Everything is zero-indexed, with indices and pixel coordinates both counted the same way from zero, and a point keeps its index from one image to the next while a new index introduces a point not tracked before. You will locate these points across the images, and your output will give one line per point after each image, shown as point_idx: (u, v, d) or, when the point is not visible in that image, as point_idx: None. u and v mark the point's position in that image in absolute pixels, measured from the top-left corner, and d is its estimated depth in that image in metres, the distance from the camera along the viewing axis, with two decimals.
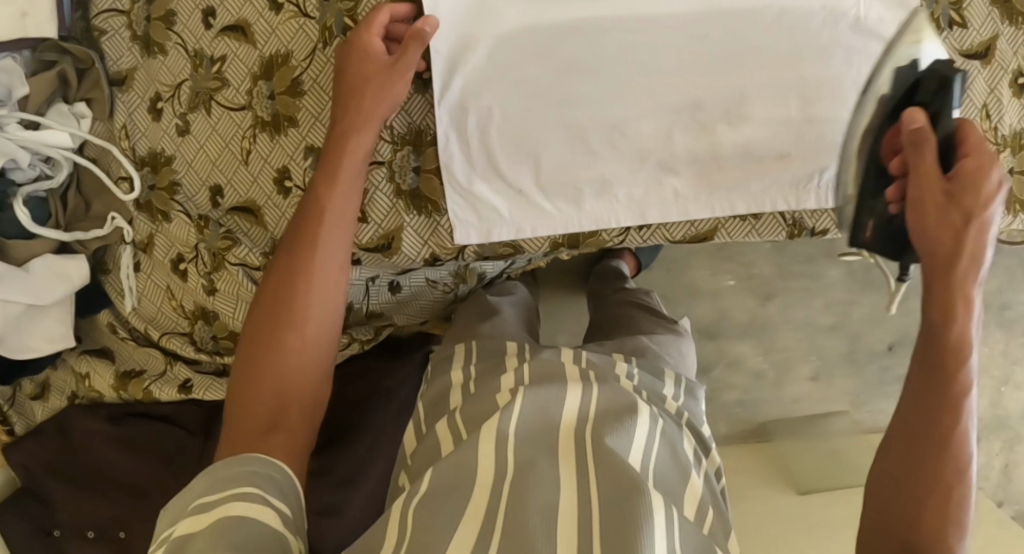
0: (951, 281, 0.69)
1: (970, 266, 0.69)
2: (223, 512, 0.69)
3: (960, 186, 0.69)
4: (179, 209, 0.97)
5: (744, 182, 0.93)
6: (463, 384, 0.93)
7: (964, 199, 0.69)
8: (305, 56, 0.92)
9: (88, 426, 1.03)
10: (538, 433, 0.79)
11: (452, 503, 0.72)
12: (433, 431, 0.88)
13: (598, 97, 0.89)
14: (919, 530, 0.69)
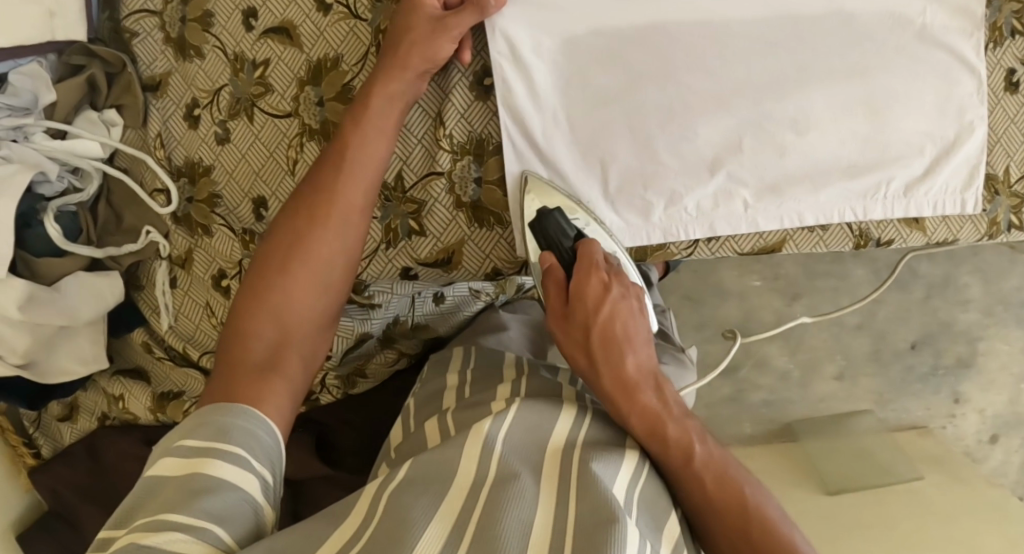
0: (611, 381, 0.77)
1: (623, 385, 0.76)
2: (203, 462, 0.69)
3: (580, 298, 0.79)
4: (221, 223, 0.92)
5: (810, 193, 0.91)
6: (460, 386, 0.85)
7: (606, 298, 0.79)
8: (356, 61, 0.87)
9: (121, 449, 0.98)
10: (534, 437, 0.74)
11: (427, 500, 0.68)
12: (420, 429, 0.82)
13: (666, 107, 0.86)
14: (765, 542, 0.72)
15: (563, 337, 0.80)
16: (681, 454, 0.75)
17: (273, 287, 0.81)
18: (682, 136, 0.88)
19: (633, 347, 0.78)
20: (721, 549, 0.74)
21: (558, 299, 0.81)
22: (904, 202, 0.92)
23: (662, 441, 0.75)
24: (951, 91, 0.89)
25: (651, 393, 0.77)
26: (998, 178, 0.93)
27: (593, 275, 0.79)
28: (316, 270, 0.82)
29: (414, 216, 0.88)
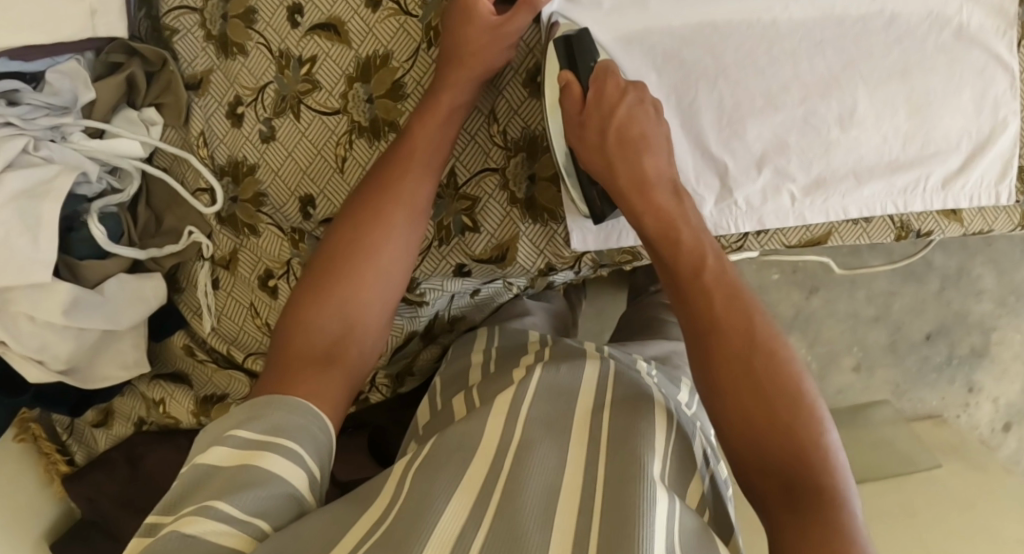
0: (625, 177, 0.80)
1: (639, 180, 0.80)
2: (253, 455, 0.70)
3: (599, 103, 0.81)
4: (268, 222, 0.91)
5: (853, 188, 0.89)
6: (484, 361, 0.91)
7: (623, 101, 0.81)
8: (407, 57, 0.87)
9: (163, 455, 0.98)
10: (551, 408, 0.81)
11: (450, 471, 0.73)
12: (448, 406, 0.88)
13: (715, 103, 0.86)
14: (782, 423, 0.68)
15: (579, 143, 0.82)
16: (691, 272, 0.76)
17: (336, 280, 0.81)
18: (730, 131, 0.87)
19: (649, 164, 0.81)
20: (726, 372, 0.71)
21: (577, 104, 0.82)
22: (941, 196, 0.90)
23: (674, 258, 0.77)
24: (986, 87, 0.87)
25: (665, 195, 0.80)
26: None
27: (611, 79, 0.81)
28: (380, 269, 0.83)
29: (467, 212, 0.88)
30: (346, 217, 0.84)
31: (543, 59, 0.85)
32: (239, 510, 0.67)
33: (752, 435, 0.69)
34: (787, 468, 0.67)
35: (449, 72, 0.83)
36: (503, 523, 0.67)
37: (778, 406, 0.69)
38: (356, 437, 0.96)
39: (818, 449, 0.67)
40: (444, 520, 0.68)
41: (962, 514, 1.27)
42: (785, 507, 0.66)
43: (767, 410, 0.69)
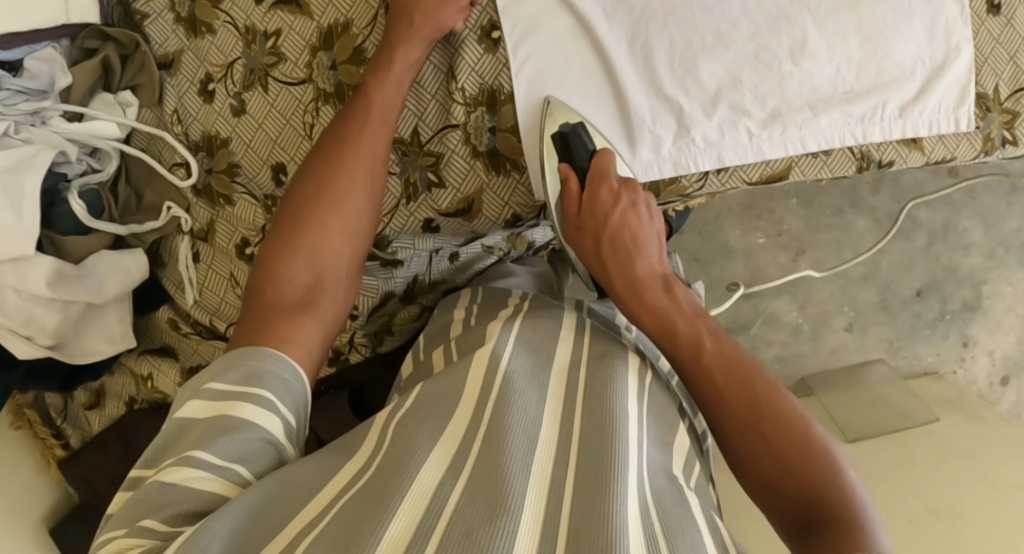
0: (620, 280, 0.87)
1: (614, 245, 0.88)
2: (230, 404, 0.71)
3: (592, 207, 0.89)
4: (242, 191, 0.94)
5: (809, 121, 0.92)
6: (465, 318, 0.92)
7: (617, 204, 0.88)
8: (366, 24, 0.90)
9: (151, 429, 0.98)
10: (525, 352, 0.82)
11: (436, 422, 0.73)
12: (427, 358, 0.89)
13: (671, 44, 0.88)
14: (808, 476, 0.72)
15: (579, 247, 0.92)
16: (688, 329, 0.82)
17: (306, 235, 0.83)
18: (686, 70, 0.89)
19: (642, 257, 0.88)
20: (733, 425, 0.77)
21: (573, 206, 0.91)
22: (900, 123, 0.93)
23: (648, 303, 0.85)
24: (936, 13, 0.90)
25: (658, 293, 0.85)
26: (988, 96, 0.94)
27: (604, 185, 0.88)
28: (348, 223, 0.85)
29: (432, 168, 0.91)
30: (313, 177, 0.86)
31: (498, 16, 0.87)
32: (217, 456, 0.68)
33: (755, 440, 0.76)
34: (806, 513, 0.71)
35: (405, 30, 0.86)
36: (482, 471, 0.66)
37: (790, 454, 0.74)
38: (335, 396, 0.97)
39: (831, 485, 0.71)
40: (420, 477, 0.66)
41: (960, 462, 1.19)
42: (803, 540, 0.69)
43: (801, 466, 0.73)
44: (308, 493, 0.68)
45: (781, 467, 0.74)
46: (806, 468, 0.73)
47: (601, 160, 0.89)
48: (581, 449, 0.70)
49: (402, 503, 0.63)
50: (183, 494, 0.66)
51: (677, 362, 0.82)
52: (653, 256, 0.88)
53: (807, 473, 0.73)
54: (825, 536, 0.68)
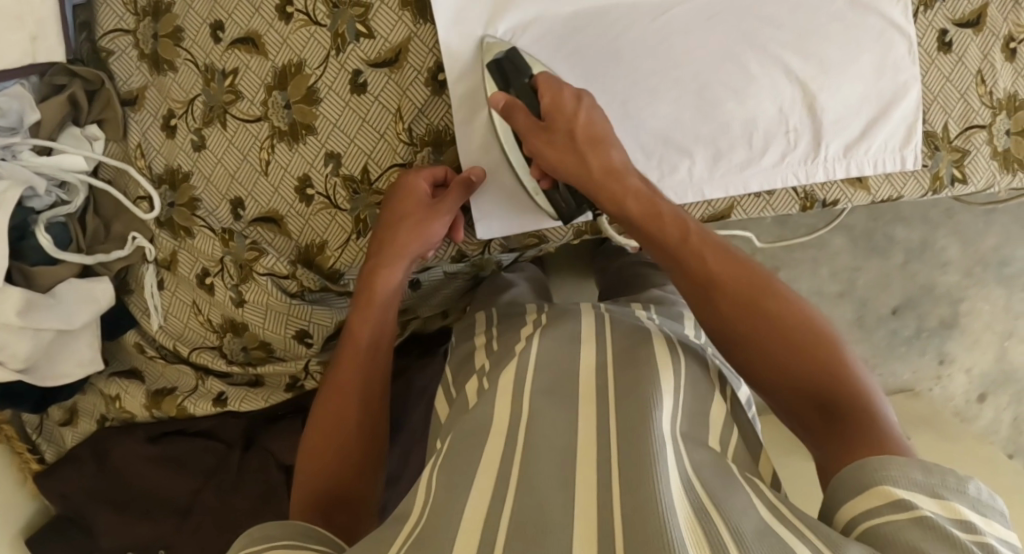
0: (596, 166, 0.86)
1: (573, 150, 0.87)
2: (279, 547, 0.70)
3: (558, 108, 0.87)
4: (201, 224, 0.97)
5: (754, 160, 0.94)
6: (486, 344, 0.90)
7: (579, 105, 0.87)
8: (319, 64, 0.93)
9: (130, 449, 1.02)
10: (560, 381, 0.78)
11: (479, 450, 0.72)
12: (461, 392, 0.86)
13: (609, 88, 0.91)
14: (825, 373, 0.73)
15: (543, 146, 0.88)
16: (670, 226, 0.83)
17: (322, 443, 0.84)
18: (626, 112, 0.92)
19: (614, 153, 0.87)
20: (736, 332, 0.77)
21: (527, 116, 0.88)
22: (845, 162, 0.95)
23: (616, 193, 0.86)
24: (888, 56, 0.94)
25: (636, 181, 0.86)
26: (937, 135, 0.98)
27: (568, 87, 0.87)
28: (363, 421, 0.86)
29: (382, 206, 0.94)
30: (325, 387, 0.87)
31: (442, 58, 0.91)
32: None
33: (765, 350, 0.76)
34: (816, 400, 0.73)
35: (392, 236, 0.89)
36: (527, 490, 0.67)
37: (795, 342, 0.75)
38: (291, 421, 1.02)
39: (842, 375, 0.73)
40: (465, 511, 0.66)
41: None
42: (826, 429, 0.72)
43: (812, 365, 0.74)
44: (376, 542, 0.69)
45: (793, 361, 0.74)
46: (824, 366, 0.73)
47: (543, 78, 0.88)
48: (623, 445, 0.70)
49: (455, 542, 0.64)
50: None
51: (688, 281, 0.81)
52: (429, 178, 0.89)
53: (816, 368, 0.74)
54: (850, 432, 0.70)
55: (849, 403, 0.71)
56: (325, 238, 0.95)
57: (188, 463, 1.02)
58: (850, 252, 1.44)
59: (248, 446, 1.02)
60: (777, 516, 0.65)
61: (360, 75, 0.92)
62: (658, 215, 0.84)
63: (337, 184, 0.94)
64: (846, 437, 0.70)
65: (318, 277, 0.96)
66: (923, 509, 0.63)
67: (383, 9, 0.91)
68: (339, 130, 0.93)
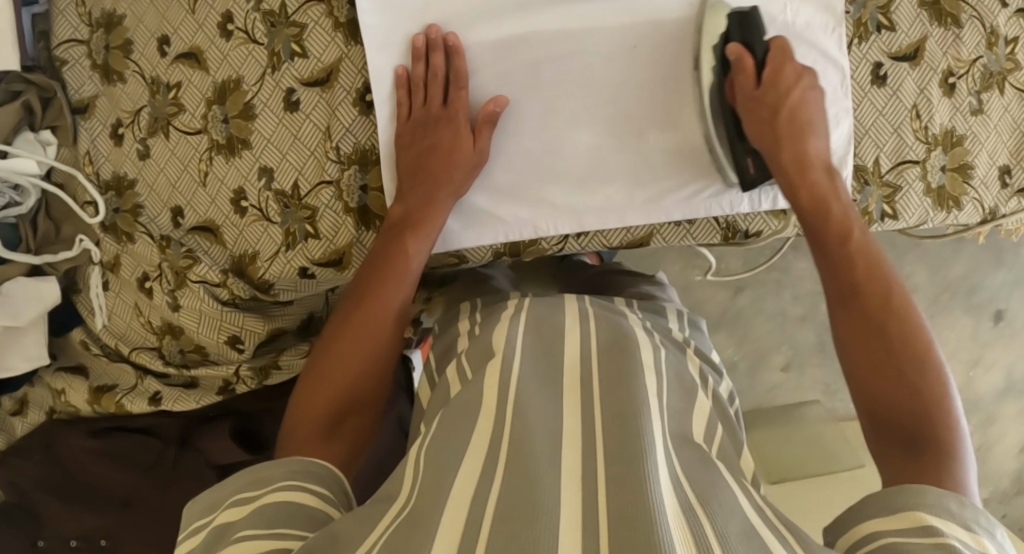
0: (790, 155, 0.91)
1: (797, 134, 0.91)
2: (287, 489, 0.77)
3: (773, 80, 0.91)
4: (142, 230, 1.01)
5: (675, 190, 0.97)
6: (471, 330, 0.92)
7: (798, 82, 0.92)
8: (255, 81, 0.97)
9: (73, 442, 1.05)
10: (542, 370, 0.80)
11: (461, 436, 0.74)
12: (443, 380, 0.87)
13: (528, 114, 0.95)
14: (915, 396, 0.79)
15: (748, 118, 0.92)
16: (839, 234, 0.89)
17: (335, 372, 0.88)
18: (548, 138, 0.96)
19: (814, 132, 0.92)
20: (862, 344, 0.83)
21: (750, 80, 0.92)
22: (770, 194, 0.97)
23: (812, 179, 0.91)
24: (819, 89, 0.95)
25: (820, 175, 0.92)
26: (868, 169, 0.98)
27: (788, 64, 0.91)
28: (374, 359, 0.89)
29: (309, 221, 0.97)
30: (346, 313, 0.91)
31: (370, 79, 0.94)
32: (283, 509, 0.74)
33: (868, 359, 0.82)
34: (907, 422, 0.78)
35: (420, 201, 0.93)
36: (516, 476, 0.68)
37: (892, 362, 0.81)
38: (219, 424, 1.04)
39: (938, 400, 0.78)
40: (456, 491, 0.69)
41: None
42: (900, 454, 0.78)
43: (914, 388, 0.79)
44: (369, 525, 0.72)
45: (885, 379, 0.81)
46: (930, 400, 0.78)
47: (777, 43, 0.92)
48: (608, 436, 0.72)
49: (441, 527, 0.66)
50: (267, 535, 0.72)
51: (833, 283, 0.87)
52: (761, 129, 0.92)
53: (903, 385, 0.80)
54: (930, 450, 0.76)
55: (935, 423, 0.77)
56: (257, 249, 0.98)
57: (130, 457, 1.05)
58: (813, 275, 1.43)
59: (185, 443, 1.05)
60: (766, 522, 0.68)
61: (294, 93, 0.96)
62: (825, 222, 0.90)
63: (269, 199, 0.97)
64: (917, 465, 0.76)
65: (248, 286, 0.99)
66: (950, 537, 0.66)
67: (318, 31, 0.95)
68: (272, 146, 0.97)
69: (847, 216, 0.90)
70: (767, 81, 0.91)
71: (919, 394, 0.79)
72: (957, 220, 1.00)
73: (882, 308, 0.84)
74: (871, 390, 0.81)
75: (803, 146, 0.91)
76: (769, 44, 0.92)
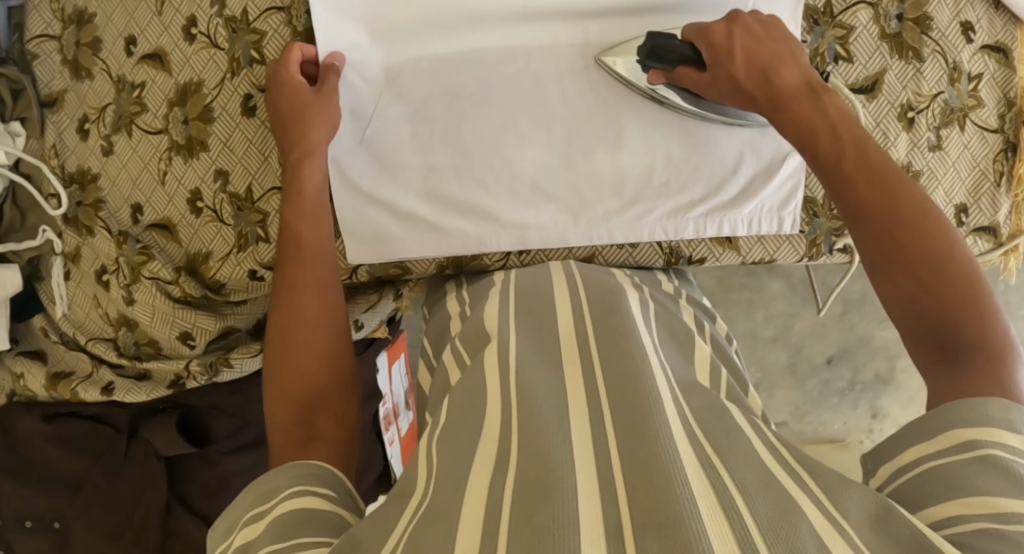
0: (763, 95, 0.86)
1: (766, 79, 0.86)
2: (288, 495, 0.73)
3: (712, 49, 0.88)
4: (102, 225, 1.03)
5: (619, 212, 0.97)
6: (460, 312, 0.97)
7: (733, 39, 0.87)
8: (215, 85, 0.99)
9: (27, 425, 1.08)
10: (538, 350, 0.81)
11: (464, 441, 0.73)
12: (441, 368, 0.90)
13: (473, 128, 0.97)
14: (948, 296, 0.73)
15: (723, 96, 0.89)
16: (833, 145, 0.81)
17: (288, 346, 0.85)
18: (498, 153, 0.97)
19: (783, 68, 0.86)
20: (884, 252, 0.76)
21: (695, 71, 0.90)
22: (715, 221, 0.97)
23: (798, 111, 0.84)
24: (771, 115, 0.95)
25: (801, 96, 0.85)
26: (818, 202, 0.97)
27: (713, 27, 0.88)
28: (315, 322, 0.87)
29: (261, 225, 0.99)
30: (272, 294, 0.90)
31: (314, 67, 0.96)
32: (294, 510, 0.71)
33: (903, 266, 0.75)
34: (948, 335, 0.72)
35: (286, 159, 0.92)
36: (529, 455, 0.67)
37: (928, 274, 0.74)
38: (166, 415, 1.07)
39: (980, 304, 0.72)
40: (471, 483, 0.68)
41: None
42: (940, 366, 0.72)
43: (951, 291, 0.73)
44: (389, 514, 0.71)
45: (926, 289, 0.74)
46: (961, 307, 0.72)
47: (690, 33, 0.90)
48: (616, 405, 0.72)
49: (463, 509, 0.65)
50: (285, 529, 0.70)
51: (832, 187, 0.80)
52: (730, 97, 0.89)
53: (944, 289, 0.73)
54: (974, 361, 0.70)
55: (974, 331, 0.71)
56: (210, 249, 1.00)
57: (80, 443, 1.08)
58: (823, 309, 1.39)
59: (135, 434, 1.09)
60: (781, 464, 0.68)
61: (252, 99, 0.99)
62: (817, 124, 0.83)
63: (224, 200, 1.00)
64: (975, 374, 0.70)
65: (200, 285, 1.01)
66: (994, 448, 0.64)
67: (277, 38, 0.98)
68: (229, 150, 0.99)
69: (847, 127, 0.81)
70: (710, 46, 0.88)
71: (956, 293, 0.73)
72: None
73: (922, 204, 0.76)
74: (912, 299, 0.74)
75: (783, 81, 0.86)
76: (689, 44, 0.90)
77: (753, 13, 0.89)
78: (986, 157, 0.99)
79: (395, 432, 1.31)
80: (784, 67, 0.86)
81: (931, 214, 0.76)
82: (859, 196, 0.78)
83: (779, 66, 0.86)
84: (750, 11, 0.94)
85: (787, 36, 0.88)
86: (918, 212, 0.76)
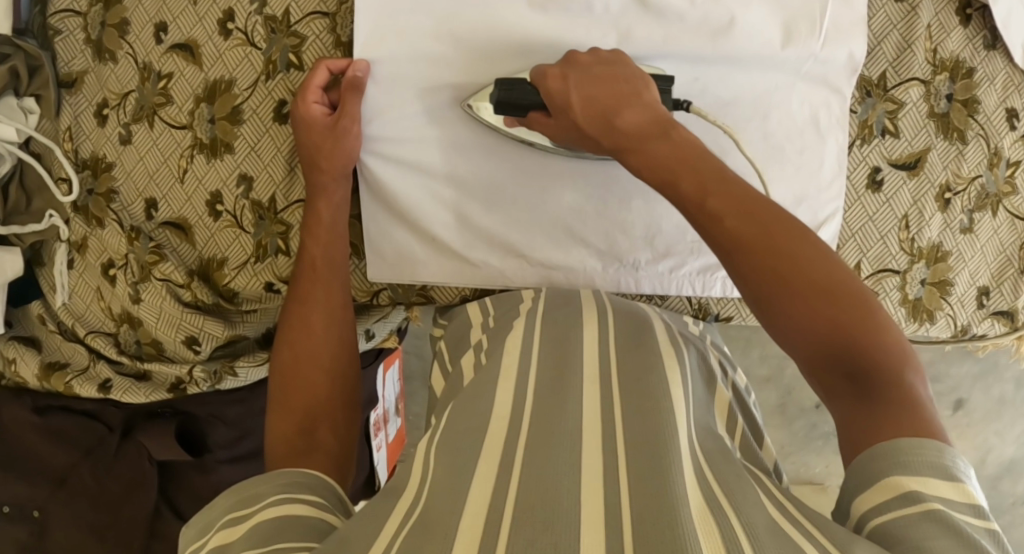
0: (607, 139, 0.83)
1: (606, 120, 0.83)
2: (268, 502, 0.69)
3: (553, 101, 0.86)
4: (114, 218, 0.99)
5: (650, 263, 0.97)
6: (484, 320, 0.91)
7: (569, 85, 0.85)
8: (248, 86, 0.95)
9: (15, 415, 1.03)
10: (557, 377, 0.79)
11: (470, 452, 0.70)
12: (457, 369, 0.87)
13: (513, 159, 0.94)
14: (842, 323, 0.69)
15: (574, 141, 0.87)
16: (695, 186, 0.75)
17: (293, 366, 0.87)
18: (533, 189, 0.95)
19: (630, 112, 0.82)
20: (766, 289, 0.71)
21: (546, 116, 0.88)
22: None
23: (647, 148, 0.80)
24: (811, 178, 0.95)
25: (659, 133, 0.80)
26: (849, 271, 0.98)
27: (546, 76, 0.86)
28: (326, 343, 0.89)
29: (283, 236, 0.97)
30: (288, 309, 0.90)
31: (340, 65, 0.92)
32: (276, 517, 0.67)
33: (789, 301, 0.70)
34: (852, 366, 0.68)
35: (319, 173, 0.91)
36: (540, 477, 0.65)
37: (823, 302, 0.69)
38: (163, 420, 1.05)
39: (872, 323, 0.69)
40: (474, 498, 0.65)
41: None
42: (857, 396, 0.68)
43: (841, 317, 0.69)
44: (380, 515, 0.68)
45: (823, 324, 0.69)
46: (859, 332, 0.68)
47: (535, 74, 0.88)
48: (634, 439, 0.70)
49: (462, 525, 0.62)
50: (272, 534, 0.65)
51: (704, 229, 0.74)
52: (576, 140, 0.87)
53: (834, 315, 0.69)
54: (883, 389, 0.67)
55: (877, 354, 0.68)
56: (226, 255, 0.97)
57: (69, 436, 1.05)
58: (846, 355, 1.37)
59: (127, 434, 1.06)
60: (785, 517, 0.64)
61: (285, 105, 0.95)
62: (684, 157, 0.77)
63: (245, 207, 0.96)
64: (887, 401, 0.67)
65: (213, 292, 0.99)
66: (935, 502, 0.61)
67: (318, 44, 0.94)
68: (256, 155, 0.96)
69: (706, 165, 0.76)
70: (547, 95, 0.86)
71: (840, 318, 0.69)
72: (927, 332, 1.00)
73: (789, 230, 0.72)
74: (803, 336, 0.69)
75: (637, 123, 0.81)
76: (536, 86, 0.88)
77: (590, 53, 0.87)
78: (1013, 244, 0.99)
79: (383, 437, 1.29)
80: (627, 108, 0.82)
81: (804, 241, 0.72)
82: (733, 232, 0.72)
83: (636, 107, 0.82)
84: (805, 73, 0.93)
85: (627, 72, 0.85)
86: (785, 239, 0.71)
